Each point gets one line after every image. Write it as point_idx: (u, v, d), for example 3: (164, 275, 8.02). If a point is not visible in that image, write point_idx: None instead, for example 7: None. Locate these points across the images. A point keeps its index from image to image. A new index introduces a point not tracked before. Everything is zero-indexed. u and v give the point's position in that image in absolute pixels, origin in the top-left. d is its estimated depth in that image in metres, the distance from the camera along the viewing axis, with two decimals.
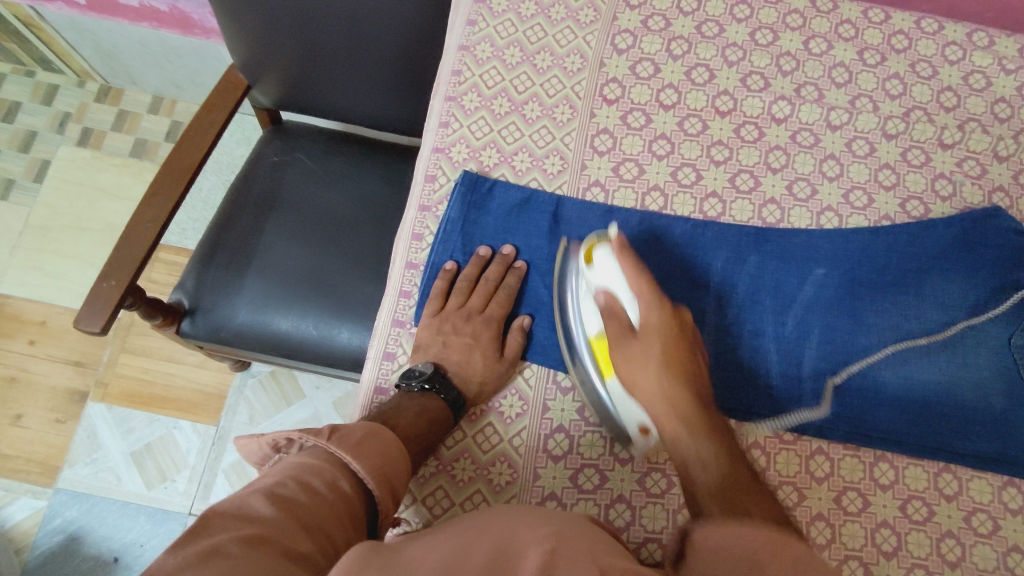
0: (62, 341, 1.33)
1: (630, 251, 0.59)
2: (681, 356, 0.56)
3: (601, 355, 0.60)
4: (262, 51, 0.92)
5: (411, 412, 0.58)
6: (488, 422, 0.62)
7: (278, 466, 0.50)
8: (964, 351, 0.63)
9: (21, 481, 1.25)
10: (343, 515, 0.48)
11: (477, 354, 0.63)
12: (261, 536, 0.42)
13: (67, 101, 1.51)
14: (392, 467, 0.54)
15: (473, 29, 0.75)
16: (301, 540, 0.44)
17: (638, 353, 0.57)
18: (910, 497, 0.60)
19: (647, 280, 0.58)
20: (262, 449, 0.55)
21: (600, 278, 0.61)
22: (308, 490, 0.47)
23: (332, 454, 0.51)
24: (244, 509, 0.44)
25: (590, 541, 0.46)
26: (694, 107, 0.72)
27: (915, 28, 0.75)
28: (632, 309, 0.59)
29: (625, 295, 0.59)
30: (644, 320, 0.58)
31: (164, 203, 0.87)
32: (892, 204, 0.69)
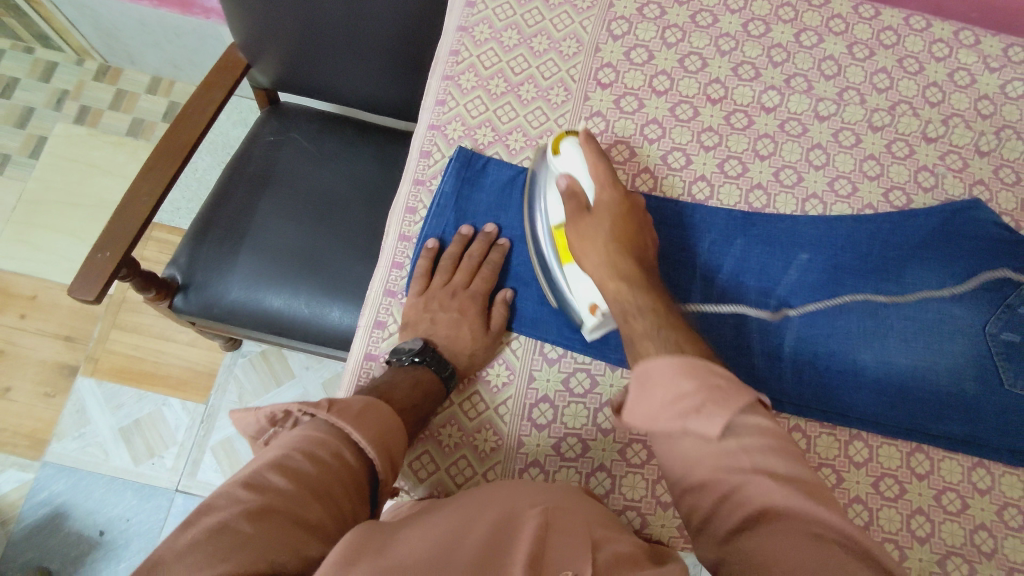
0: (53, 316, 1.34)
1: (595, 143, 0.63)
2: (630, 234, 0.61)
3: (559, 241, 0.63)
4: (262, 30, 0.93)
5: (405, 383, 0.59)
6: (476, 391, 0.64)
7: (282, 439, 0.50)
8: (940, 338, 0.64)
9: (7, 453, 1.25)
10: (348, 486, 0.48)
11: (465, 329, 0.64)
12: (271, 508, 0.43)
13: (64, 77, 1.51)
14: (391, 436, 0.54)
15: (472, 11, 0.76)
16: (310, 509, 0.44)
17: (590, 232, 0.60)
18: (882, 475, 0.62)
19: (606, 168, 0.63)
20: (258, 423, 0.55)
21: (563, 166, 0.64)
22: (313, 461, 0.48)
23: (332, 425, 0.51)
24: (252, 482, 0.45)
25: (586, 514, 0.48)
26: (686, 93, 0.74)
27: (903, 24, 0.77)
28: (590, 193, 0.63)
29: (586, 182, 0.63)
30: (599, 200, 0.62)
31: (160, 177, 0.87)
32: (876, 193, 0.71)
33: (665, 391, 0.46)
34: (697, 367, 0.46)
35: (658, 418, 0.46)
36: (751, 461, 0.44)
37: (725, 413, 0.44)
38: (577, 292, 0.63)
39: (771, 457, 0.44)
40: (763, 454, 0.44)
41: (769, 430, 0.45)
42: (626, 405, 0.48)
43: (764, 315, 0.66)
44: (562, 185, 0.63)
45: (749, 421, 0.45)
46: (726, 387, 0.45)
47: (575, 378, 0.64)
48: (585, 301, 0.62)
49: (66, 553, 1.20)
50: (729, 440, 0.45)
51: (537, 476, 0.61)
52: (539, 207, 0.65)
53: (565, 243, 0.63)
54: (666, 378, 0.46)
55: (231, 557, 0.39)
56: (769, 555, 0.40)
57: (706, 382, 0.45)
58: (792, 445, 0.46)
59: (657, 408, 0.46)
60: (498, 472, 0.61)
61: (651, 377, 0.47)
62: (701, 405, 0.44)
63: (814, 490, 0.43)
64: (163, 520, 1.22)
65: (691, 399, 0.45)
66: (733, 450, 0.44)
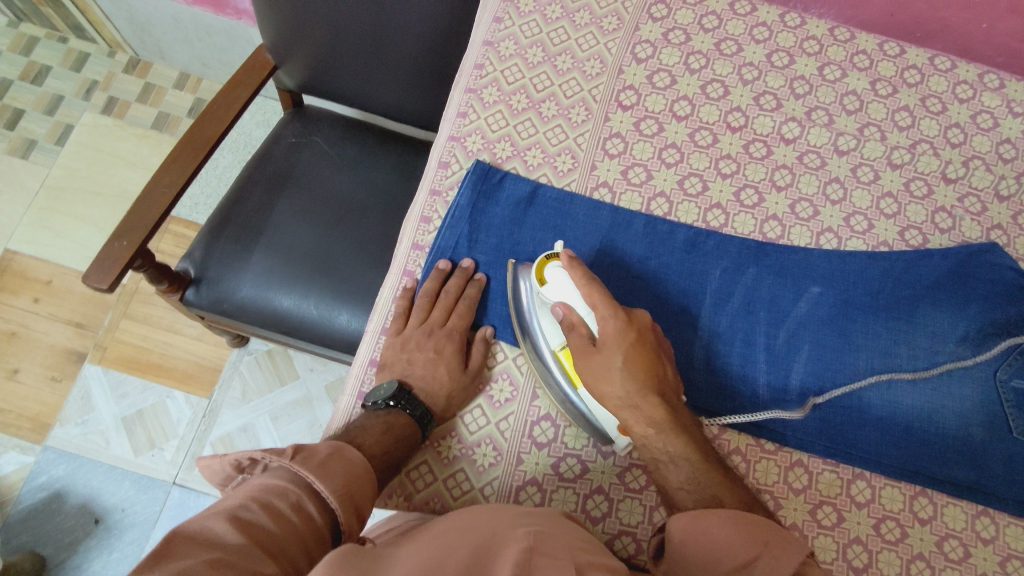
0: (65, 302, 1.35)
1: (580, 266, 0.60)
2: (644, 359, 0.57)
3: (568, 364, 0.60)
4: (290, 34, 0.94)
5: (377, 428, 0.59)
6: (460, 416, 0.63)
7: (240, 489, 0.49)
8: (948, 381, 0.63)
9: (9, 435, 1.25)
10: (306, 541, 0.47)
11: (441, 369, 0.64)
12: (227, 561, 0.40)
13: (95, 69, 1.54)
14: (357, 485, 0.53)
15: (499, 26, 0.77)
16: (265, 563, 0.42)
17: (603, 370, 0.57)
18: (884, 517, 0.61)
19: (599, 291, 0.59)
20: (223, 469, 0.53)
21: (555, 295, 0.60)
22: (271, 514, 0.46)
23: (295, 474, 0.50)
24: (209, 534, 0.42)
25: (568, 540, 0.47)
26: (706, 120, 0.74)
27: (928, 64, 0.77)
28: (592, 321, 0.59)
29: (582, 310, 0.59)
30: (602, 331, 0.58)
31: (182, 171, 0.89)
32: (892, 231, 0.70)
33: (719, 552, 0.50)
34: (747, 524, 0.51)
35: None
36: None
37: (782, 563, 0.48)
38: (600, 416, 0.59)
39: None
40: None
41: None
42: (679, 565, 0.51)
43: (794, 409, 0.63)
44: (560, 316, 0.59)
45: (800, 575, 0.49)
46: (773, 540, 0.50)
47: None
48: (609, 425, 0.59)
49: (59, 540, 1.21)
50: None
51: (534, 494, 0.60)
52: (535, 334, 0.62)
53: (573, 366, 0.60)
54: (718, 542, 0.50)
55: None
56: None
57: (755, 536, 0.50)
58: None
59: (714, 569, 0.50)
60: (495, 487, 0.60)
61: (704, 537, 0.51)
62: (756, 555, 0.49)
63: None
64: (158, 512, 1.23)
65: (745, 554, 0.49)
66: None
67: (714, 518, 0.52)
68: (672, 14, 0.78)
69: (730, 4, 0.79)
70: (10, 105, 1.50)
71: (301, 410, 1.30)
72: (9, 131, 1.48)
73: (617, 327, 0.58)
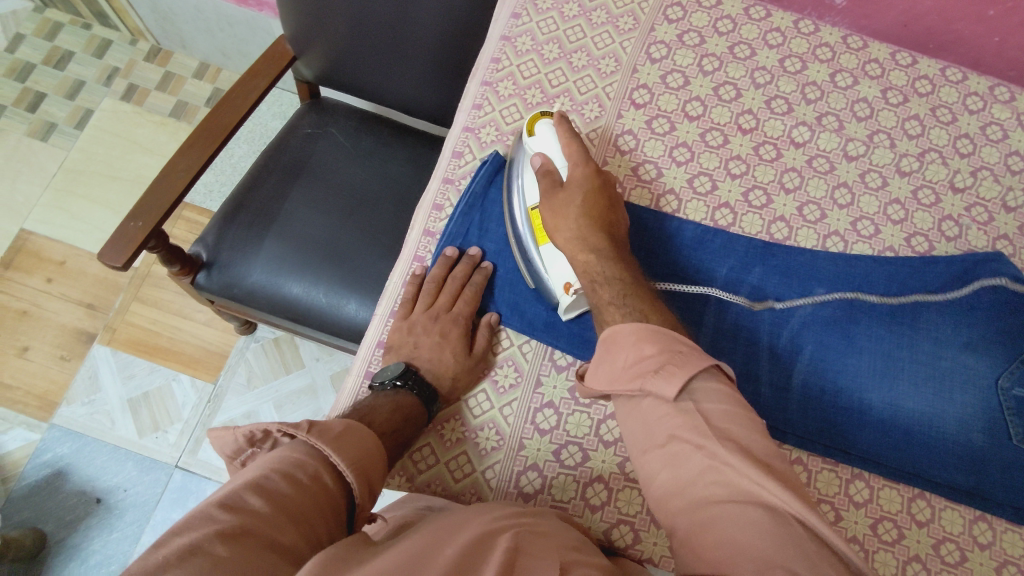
0: (78, 283, 1.37)
1: (568, 124, 0.66)
2: (600, 211, 0.63)
3: (535, 223, 0.66)
4: (310, 25, 0.96)
5: (386, 404, 0.59)
6: (464, 398, 0.64)
7: (260, 460, 0.49)
8: (950, 386, 0.63)
9: (17, 412, 1.27)
10: (324, 512, 0.47)
11: (447, 352, 0.64)
12: (245, 529, 0.42)
13: (117, 56, 1.56)
14: (370, 461, 0.53)
15: (517, 22, 0.79)
16: (284, 530, 0.43)
17: (563, 208, 0.63)
18: (882, 518, 0.61)
19: (578, 146, 0.65)
20: (235, 442, 0.54)
21: (538, 146, 0.67)
22: (292, 482, 0.47)
23: (312, 447, 0.51)
24: (227, 502, 0.44)
25: (559, 539, 0.50)
26: (718, 121, 0.75)
27: (939, 74, 0.78)
28: (564, 171, 0.65)
29: (558, 160, 0.66)
30: (569, 176, 0.64)
31: (200, 155, 0.90)
32: (899, 237, 0.71)
33: (628, 354, 0.52)
34: (661, 339, 0.51)
35: (623, 378, 0.51)
36: (706, 419, 0.47)
37: (682, 372, 0.48)
38: (553, 271, 0.65)
39: (721, 418, 0.47)
40: (720, 415, 0.47)
41: (724, 395, 0.49)
42: (595, 370, 0.54)
43: (775, 363, 0.65)
44: (537, 164, 0.66)
45: (707, 387, 0.49)
46: (686, 353, 0.50)
47: None
48: (560, 280, 0.64)
49: (61, 517, 1.22)
50: (685, 402, 0.48)
51: (535, 479, 0.61)
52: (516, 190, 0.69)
53: (539, 224, 0.66)
54: (630, 344, 0.52)
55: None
56: (721, 527, 0.43)
57: (665, 348, 0.51)
58: (748, 415, 0.49)
59: (618, 369, 0.52)
60: (496, 471, 0.62)
61: (619, 344, 0.53)
62: (660, 366, 0.50)
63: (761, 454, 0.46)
64: (160, 494, 1.24)
65: (650, 365, 0.50)
66: (691, 409, 0.48)
67: (635, 325, 0.53)
68: (687, 16, 0.79)
69: (745, 9, 0.80)
70: (32, 89, 1.52)
71: (306, 398, 1.32)
72: (30, 114, 1.50)
73: (584, 174, 0.64)
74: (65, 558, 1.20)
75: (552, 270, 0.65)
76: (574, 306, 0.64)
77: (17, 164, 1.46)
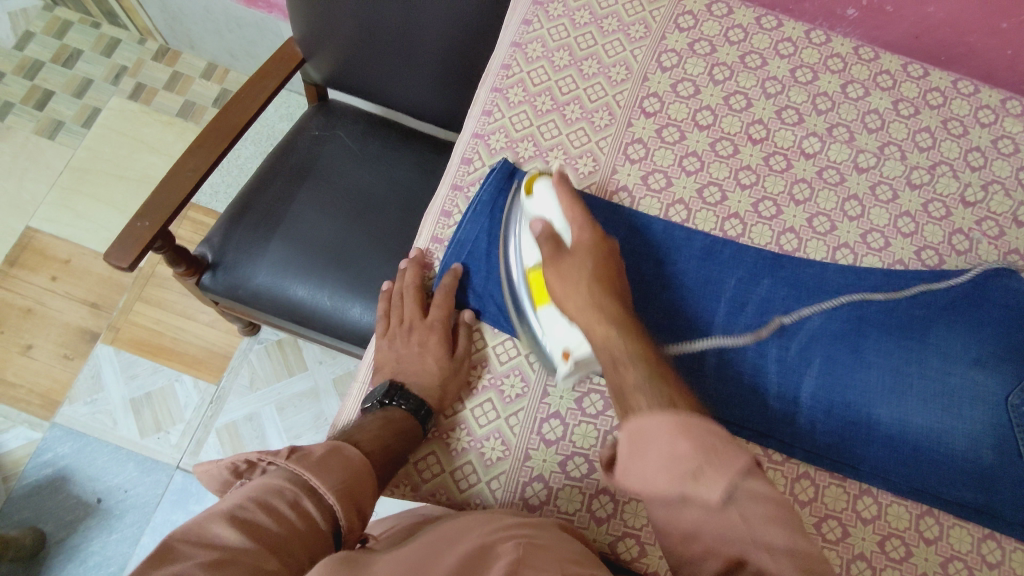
0: (82, 282, 1.36)
1: (568, 186, 0.65)
2: (607, 274, 0.61)
3: (535, 284, 0.64)
4: (319, 28, 0.96)
5: (376, 423, 0.60)
6: (460, 404, 0.64)
7: (241, 489, 0.50)
8: (959, 403, 0.63)
9: (20, 410, 1.27)
10: (306, 537, 0.48)
11: (428, 359, 0.65)
12: (226, 558, 0.42)
13: (125, 55, 1.56)
14: (356, 482, 0.54)
15: (527, 28, 0.78)
16: (267, 559, 0.44)
17: (572, 272, 0.60)
18: (889, 535, 0.61)
19: (580, 210, 0.63)
20: (221, 474, 0.55)
21: (538, 207, 0.65)
22: (271, 510, 0.48)
23: (291, 472, 0.52)
24: (207, 533, 0.44)
25: (561, 552, 0.48)
26: (728, 131, 0.74)
27: (951, 87, 0.78)
28: (567, 235, 0.63)
29: (559, 224, 0.64)
30: (575, 240, 0.62)
31: (207, 157, 0.90)
32: (909, 250, 0.70)
33: (660, 453, 0.45)
34: (694, 433, 0.44)
35: (656, 479, 0.45)
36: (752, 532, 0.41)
37: (723, 477, 0.42)
38: (554, 338, 0.62)
39: (768, 524, 0.42)
40: (764, 522, 0.42)
41: (770, 494, 0.43)
42: (621, 466, 0.47)
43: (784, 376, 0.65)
44: (538, 229, 0.63)
45: (751, 484, 0.43)
46: (721, 450, 0.43)
47: (589, 399, 0.64)
48: (559, 346, 0.61)
49: (62, 517, 1.22)
50: (730, 512, 0.42)
51: (540, 491, 0.61)
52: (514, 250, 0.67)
53: (540, 284, 0.63)
54: (660, 440, 0.45)
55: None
56: None
57: (701, 444, 0.44)
58: (792, 510, 0.43)
59: (650, 471, 0.45)
60: (502, 482, 0.61)
61: (646, 438, 0.46)
62: (699, 470, 0.43)
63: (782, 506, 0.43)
64: (161, 495, 1.24)
65: (688, 468, 0.43)
66: (735, 520, 0.42)
67: (662, 416, 0.46)
68: (698, 25, 0.79)
69: (756, 18, 0.80)
70: (40, 87, 1.52)
71: (308, 401, 1.31)
72: (38, 112, 1.50)
73: (590, 239, 0.62)
74: (65, 558, 1.19)
75: (551, 336, 0.62)
76: (574, 375, 0.61)
77: (24, 162, 1.46)
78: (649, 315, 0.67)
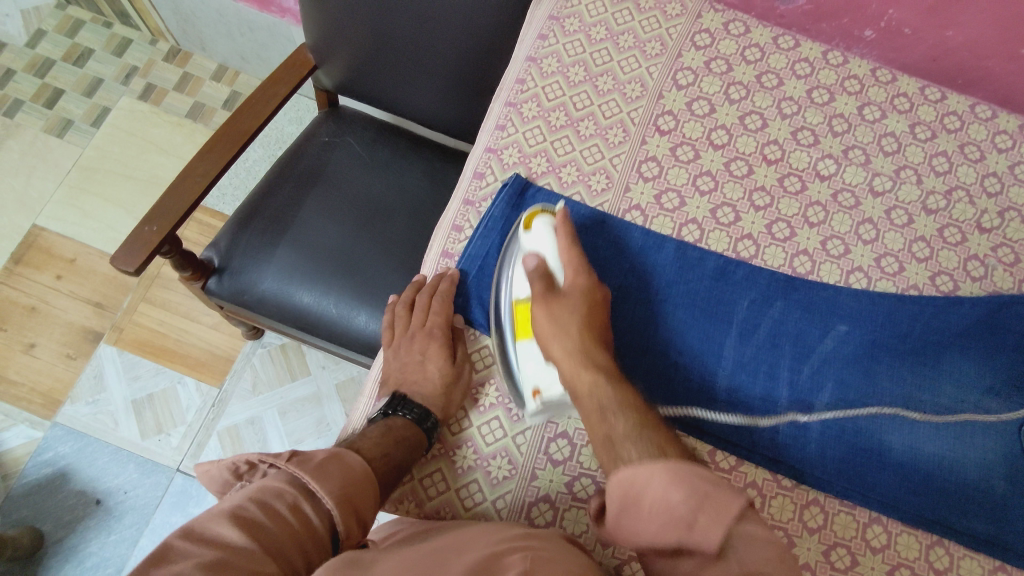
0: (87, 281, 1.36)
1: (569, 226, 0.65)
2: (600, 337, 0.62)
3: (520, 316, 0.64)
4: (333, 34, 0.96)
5: (376, 433, 0.61)
6: (465, 413, 0.64)
7: (241, 491, 0.52)
8: (971, 432, 0.62)
9: (21, 409, 1.26)
10: (302, 540, 0.49)
11: (432, 368, 0.66)
12: (224, 561, 0.43)
13: (136, 55, 1.57)
14: (356, 489, 0.55)
15: (543, 43, 0.78)
16: (266, 563, 0.45)
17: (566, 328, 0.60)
18: (899, 564, 0.60)
19: (577, 255, 0.64)
20: (222, 475, 0.57)
21: (534, 242, 0.65)
22: (269, 513, 0.49)
23: (290, 475, 0.53)
24: (207, 534, 0.46)
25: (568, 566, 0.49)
26: (743, 151, 0.74)
27: (968, 111, 0.77)
28: (560, 274, 0.64)
29: (553, 264, 0.65)
30: (571, 283, 0.63)
31: (216, 162, 0.90)
32: (923, 275, 0.70)
33: (655, 500, 0.48)
34: (688, 481, 0.48)
35: (650, 529, 0.48)
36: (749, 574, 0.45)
37: (718, 523, 0.46)
38: (529, 372, 0.62)
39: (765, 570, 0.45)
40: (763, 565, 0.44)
41: (767, 538, 0.47)
42: (618, 516, 0.51)
43: (792, 402, 0.64)
44: (532, 265, 0.63)
45: (746, 530, 0.47)
46: (715, 496, 0.47)
47: None
48: (530, 382, 0.62)
49: (60, 517, 1.21)
50: (729, 558, 0.46)
51: (546, 511, 0.60)
52: (505, 279, 0.67)
53: (525, 319, 0.63)
54: (655, 487, 0.48)
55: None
56: None
57: (696, 493, 0.47)
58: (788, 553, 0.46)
59: (646, 519, 0.48)
60: (508, 501, 0.61)
61: (641, 488, 0.49)
62: (694, 518, 0.46)
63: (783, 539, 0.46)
64: (160, 498, 1.23)
65: (685, 515, 0.47)
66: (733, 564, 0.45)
67: (654, 466, 0.49)
68: (715, 43, 0.79)
69: (773, 38, 0.80)
70: (51, 85, 1.52)
71: (309, 406, 1.31)
72: (48, 110, 1.50)
73: (584, 283, 0.63)
74: (62, 558, 1.19)
75: (525, 370, 0.63)
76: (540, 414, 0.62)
77: (32, 160, 1.46)
78: (660, 335, 0.67)
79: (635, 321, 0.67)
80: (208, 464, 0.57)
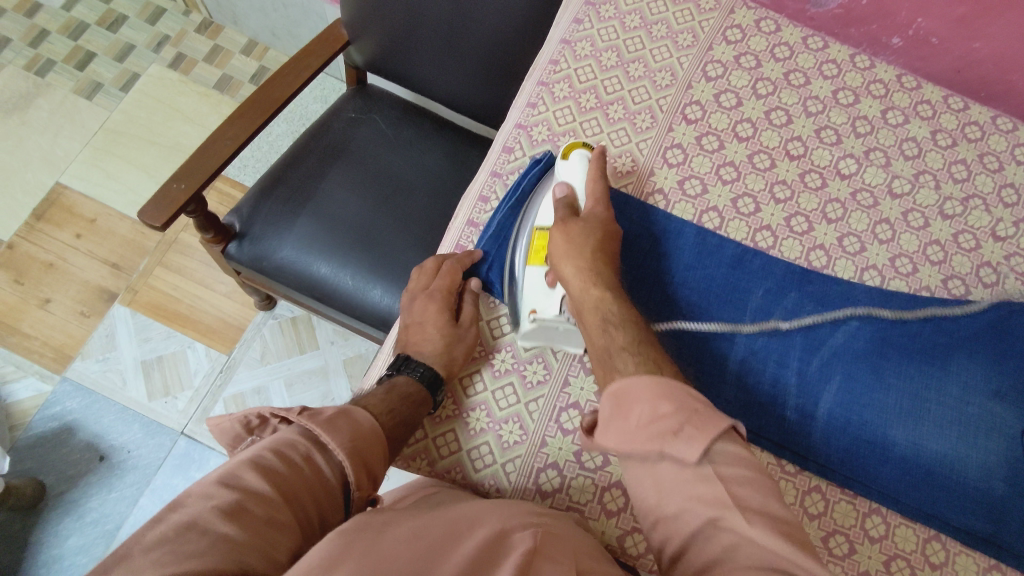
0: (106, 241, 1.38)
1: (602, 164, 0.68)
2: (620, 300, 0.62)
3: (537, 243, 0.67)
4: (369, 10, 0.97)
5: (381, 390, 0.63)
6: (477, 370, 0.66)
7: (257, 443, 0.54)
8: (976, 433, 0.62)
9: (32, 361, 1.28)
10: (316, 491, 0.51)
11: (433, 328, 0.66)
12: (238, 507, 0.46)
13: (169, 25, 1.59)
14: (366, 444, 0.56)
15: (578, 27, 0.80)
16: (280, 510, 0.48)
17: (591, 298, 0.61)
18: (895, 555, 0.61)
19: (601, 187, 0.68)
20: (233, 428, 0.58)
21: (566, 173, 0.69)
22: (284, 461, 0.51)
23: (303, 428, 0.55)
24: (227, 479, 0.48)
25: (575, 544, 0.51)
26: (767, 144, 0.75)
27: (990, 122, 0.78)
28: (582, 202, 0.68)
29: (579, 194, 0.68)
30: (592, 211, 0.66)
31: (246, 126, 0.91)
32: (935, 278, 0.71)
33: (644, 411, 0.52)
34: (677, 395, 0.52)
35: (636, 438, 0.51)
36: (726, 487, 0.48)
37: (702, 437, 0.49)
38: (530, 294, 0.66)
39: (744, 486, 0.49)
40: (739, 483, 0.49)
41: (745, 459, 0.50)
42: (603, 426, 0.54)
43: (799, 393, 0.65)
44: (560, 194, 0.67)
45: (726, 449, 0.50)
46: (703, 414, 0.51)
47: None
48: (530, 303, 0.65)
49: (63, 471, 1.22)
50: (706, 466, 0.49)
51: (554, 477, 0.61)
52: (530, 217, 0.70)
53: (541, 246, 0.67)
54: (646, 401, 0.52)
55: (204, 552, 0.42)
56: None
57: (683, 408, 0.51)
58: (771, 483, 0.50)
59: (634, 426, 0.52)
60: (517, 465, 0.62)
61: (631, 399, 0.53)
62: (680, 429, 0.50)
63: (792, 534, 0.47)
64: (163, 459, 1.25)
65: (671, 425, 0.50)
66: (710, 475, 0.49)
67: (647, 380, 0.53)
68: (745, 39, 0.80)
69: (803, 38, 0.81)
70: (83, 48, 1.55)
71: (316, 379, 1.32)
72: (78, 72, 1.52)
73: (602, 215, 0.66)
74: (62, 512, 1.20)
75: (528, 292, 0.66)
76: (532, 337, 0.65)
77: (60, 120, 1.48)
78: (674, 317, 0.68)
79: (651, 301, 0.69)
80: (219, 415, 0.58)
